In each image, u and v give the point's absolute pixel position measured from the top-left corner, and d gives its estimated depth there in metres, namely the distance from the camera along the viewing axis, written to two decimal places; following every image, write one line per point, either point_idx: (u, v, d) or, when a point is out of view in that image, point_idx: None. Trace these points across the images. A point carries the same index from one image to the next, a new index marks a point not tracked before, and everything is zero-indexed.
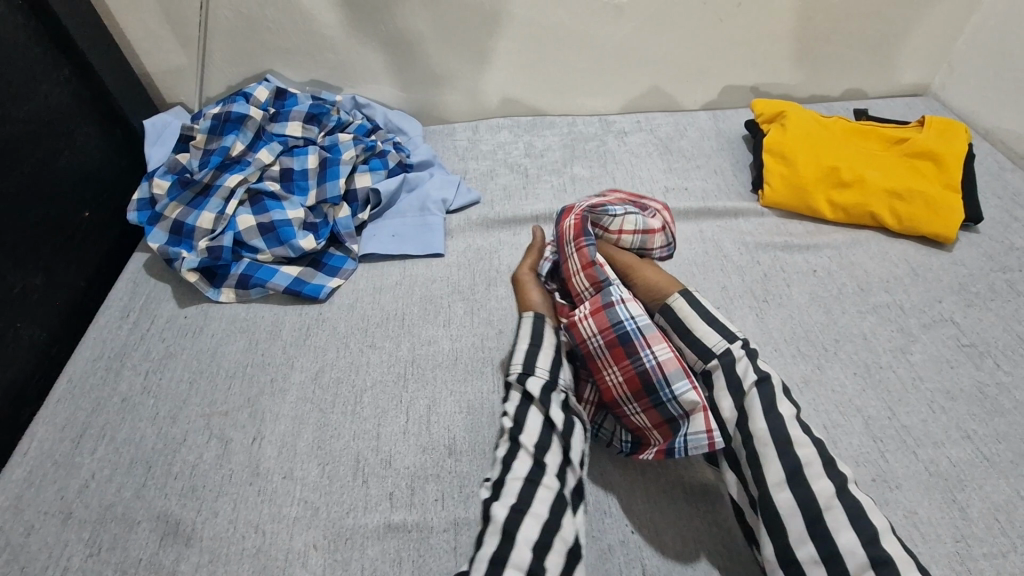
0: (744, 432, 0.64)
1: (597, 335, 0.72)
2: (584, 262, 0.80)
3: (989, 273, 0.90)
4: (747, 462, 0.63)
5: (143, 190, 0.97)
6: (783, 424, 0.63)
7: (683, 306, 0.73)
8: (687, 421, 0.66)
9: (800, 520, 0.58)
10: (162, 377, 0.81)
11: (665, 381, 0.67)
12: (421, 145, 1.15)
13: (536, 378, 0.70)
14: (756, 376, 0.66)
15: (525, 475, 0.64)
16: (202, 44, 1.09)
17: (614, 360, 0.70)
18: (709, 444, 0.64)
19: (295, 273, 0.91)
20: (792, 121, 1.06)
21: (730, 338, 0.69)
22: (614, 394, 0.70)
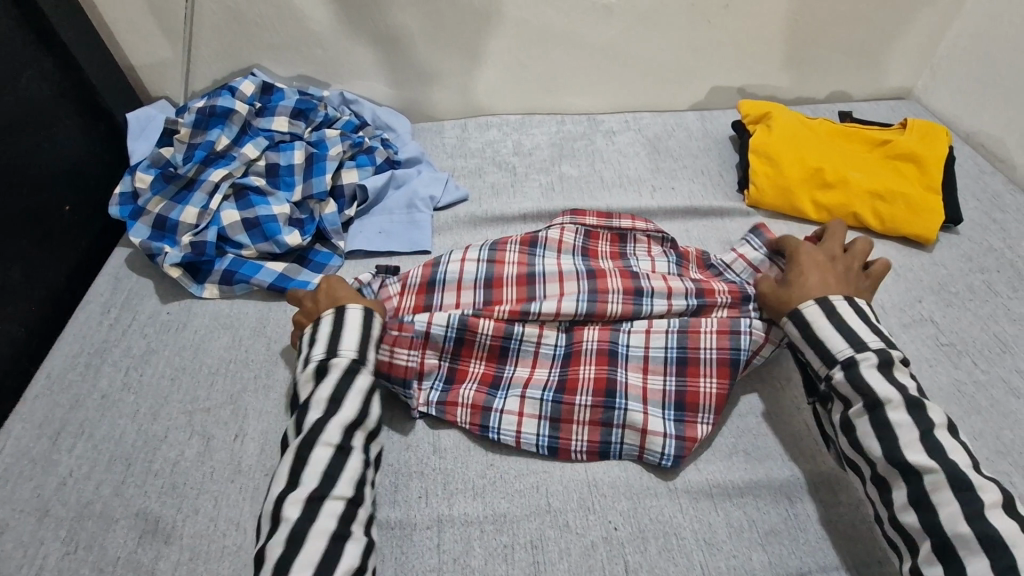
0: (865, 455, 0.64)
1: (595, 342, 0.76)
2: (625, 288, 0.79)
3: (968, 273, 0.92)
4: (871, 482, 0.64)
5: (125, 184, 0.95)
6: (900, 447, 0.61)
7: (793, 333, 0.70)
8: (630, 432, 0.71)
9: (927, 546, 0.58)
10: (143, 374, 0.80)
11: (631, 398, 0.73)
12: (409, 142, 1.14)
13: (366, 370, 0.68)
14: (865, 402, 0.64)
15: (349, 496, 0.61)
16: (188, 37, 1.08)
17: (597, 363, 0.75)
18: (639, 454, 0.71)
19: (280, 270, 0.90)
20: (778, 121, 1.07)
21: (829, 363, 0.67)
22: (577, 388, 0.74)
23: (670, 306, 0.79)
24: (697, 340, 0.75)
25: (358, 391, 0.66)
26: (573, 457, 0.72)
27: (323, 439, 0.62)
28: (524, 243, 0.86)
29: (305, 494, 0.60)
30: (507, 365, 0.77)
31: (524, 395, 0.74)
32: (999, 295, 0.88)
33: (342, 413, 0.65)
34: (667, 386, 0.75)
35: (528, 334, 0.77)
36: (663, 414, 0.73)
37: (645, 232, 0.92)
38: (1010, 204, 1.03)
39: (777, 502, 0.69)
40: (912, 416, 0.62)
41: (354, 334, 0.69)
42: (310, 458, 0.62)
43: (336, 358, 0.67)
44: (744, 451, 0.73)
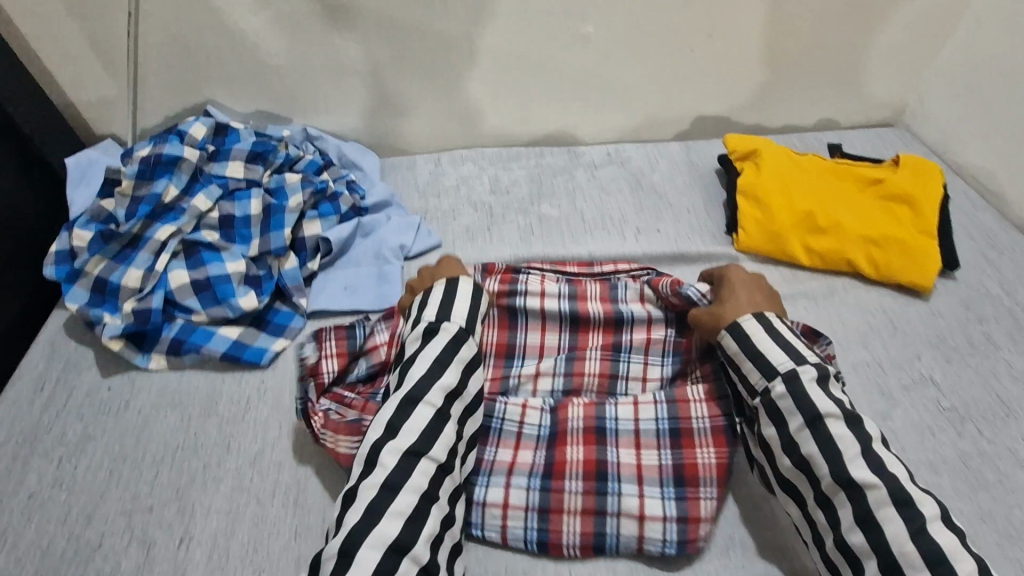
0: (812, 476, 0.62)
1: (580, 419, 0.75)
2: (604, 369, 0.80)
3: (967, 324, 0.87)
4: (817, 506, 0.62)
5: (61, 242, 0.86)
6: (844, 463, 0.60)
7: (730, 347, 0.70)
8: (626, 520, 0.67)
9: (873, 563, 0.57)
10: (77, 466, 0.71)
11: (624, 480, 0.70)
12: (377, 182, 1.06)
13: (471, 342, 0.71)
14: (805, 417, 0.63)
15: (441, 460, 0.64)
16: (133, 74, 0.99)
17: (584, 441, 0.73)
18: (637, 547, 0.66)
19: (233, 336, 0.83)
20: (766, 159, 1.01)
21: (768, 374, 0.66)
22: (565, 471, 0.70)
23: (649, 339, 0.82)
24: (687, 411, 0.74)
25: (462, 360, 0.69)
26: (565, 552, 0.67)
27: (427, 397, 0.65)
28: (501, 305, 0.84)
29: (403, 446, 0.63)
30: (490, 448, 0.73)
31: (510, 482, 0.70)
32: (1000, 350, 0.84)
33: (448, 377, 0.67)
34: (664, 462, 0.71)
35: (510, 413, 0.75)
36: (661, 495, 0.68)
37: (630, 274, 0.89)
38: (1005, 243, 0.99)
39: None
40: (852, 431, 0.61)
41: (467, 305, 0.73)
42: (411, 413, 0.64)
43: (446, 323, 0.71)
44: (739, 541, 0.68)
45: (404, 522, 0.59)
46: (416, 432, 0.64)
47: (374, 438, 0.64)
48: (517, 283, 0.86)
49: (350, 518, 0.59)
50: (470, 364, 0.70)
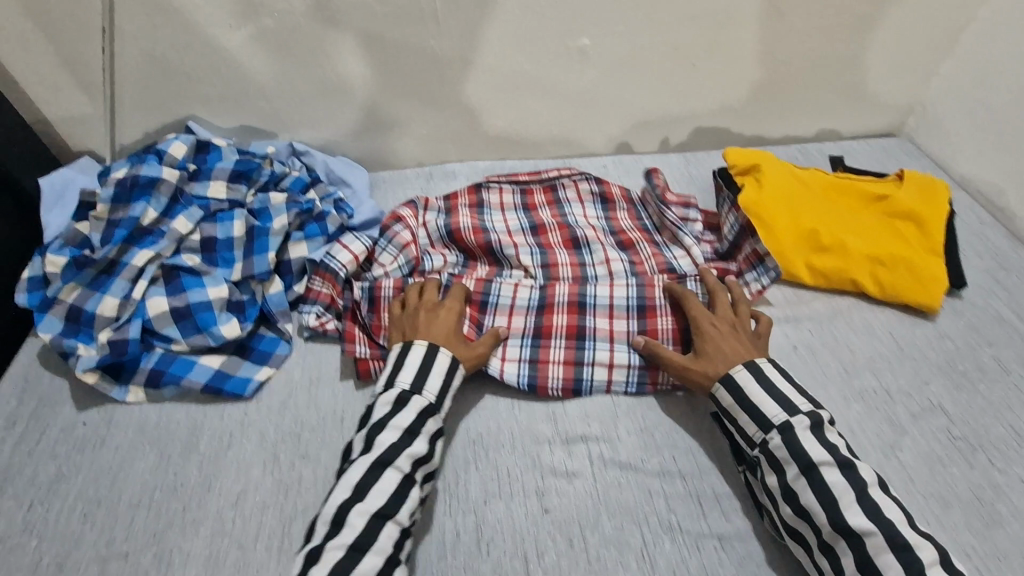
0: (811, 523, 0.61)
1: (566, 295, 0.87)
2: (572, 263, 0.93)
3: (976, 347, 0.85)
4: (822, 550, 0.60)
5: (34, 268, 0.82)
6: (841, 508, 0.60)
7: (724, 399, 0.70)
8: (599, 368, 0.80)
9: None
10: (49, 509, 0.68)
11: (599, 339, 0.83)
12: (366, 200, 1.02)
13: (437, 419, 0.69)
14: (800, 465, 0.63)
15: (404, 525, 0.62)
16: (110, 90, 0.95)
17: (567, 310, 0.85)
18: (608, 387, 0.79)
19: (216, 366, 0.80)
20: (768, 175, 0.98)
21: (763, 426, 0.67)
22: (552, 333, 0.83)
23: (610, 259, 0.93)
24: (652, 293, 0.87)
25: (429, 431, 0.68)
26: (550, 393, 0.79)
27: (396, 463, 0.64)
28: (473, 208, 1.02)
29: (371, 508, 0.61)
30: (487, 315, 0.86)
31: (506, 342, 0.82)
32: (1011, 375, 0.81)
33: (416, 446, 0.66)
34: (631, 328, 0.84)
35: (504, 292, 0.87)
36: (628, 348, 0.82)
37: (571, 178, 1.07)
38: (1013, 261, 0.96)
39: None
40: (846, 476, 0.61)
41: (440, 380, 0.71)
42: (379, 477, 0.63)
43: (418, 395, 0.69)
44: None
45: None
46: (384, 495, 0.62)
47: (341, 498, 0.62)
48: (482, 197, 1.04)
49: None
50: (438, 435, 0.69)
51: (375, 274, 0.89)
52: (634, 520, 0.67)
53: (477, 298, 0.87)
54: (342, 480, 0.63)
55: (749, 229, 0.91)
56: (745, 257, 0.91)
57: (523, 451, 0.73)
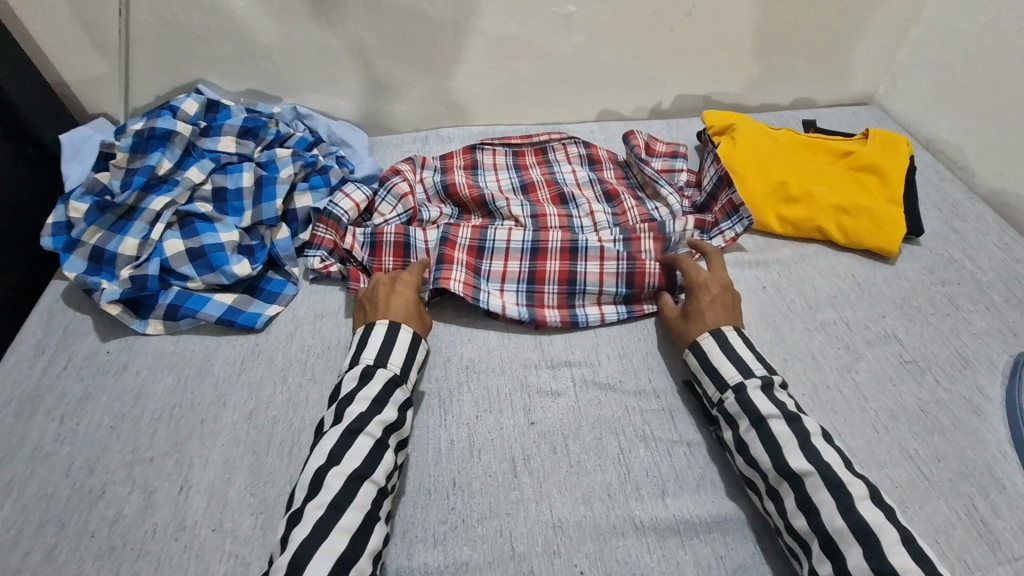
0: (757, 469, 0.64)
1: (558, 241, 0.90)
2: (560, 215, 0.99)
3: (929, 286, 0.92)
4: (769, 494, 0.63)
5: (58, 213, 0.89)
6: (784, 453, 0.63)
7: (691, 363, 0.74)
8: (590, 307, 0.87)
9: (816, 546, 0.58)
10: (79, 423, 0.74)
11: (590, 281, 0.87)
12: (366, 158, 1.09)
13: (403, 390, 0.71)
14: (750, 418, 0.66)
15: (381, 484, 0.64)
16: (124, 53, 1.01)
17: (560, 255, 0.89)
18: (600, 318, 0.86)
19: (228, 302, 0.86)
20: (742, 133, 1.05)
21: (721, 387, 0.70)
22: (545, 278, 0.88)
23: (594, 210, 1.00)
24: (640, 245, 0.91)
25: (397, 400, 0.70)
26: (547, 327, 0.85)
27: (367, 429, 0.65)
28: (467, 169, 1.08)
29: (346, 470, 0.63)
30: (483, 261, 0.90)
31: (503, 287, 0.88)
32: (960, 309, 0.89)
33: (385, 413, 0.68)
34: (620, 269, 0.88)
35: (498, 239, 0.91)
36: (616, 291, 0.87)
37: (560, 142, 1.13)
38: (969, 213, 1.04)
39: (744, 537, 0.65)
40: (791, 427, 0.65)
41: (402, 354, 0.73)
42: (352, 444, 0.64)
43: (382, 367, 0.71)
44: (711, 480, 0.70)
45: (350, 539, 0.59)
46: (359, 459, 0.64)
47: (316, 465, 0.63)
48: (475, 157, 1.10)
49: (297, 535, 0.58)
50: (405, 405, 0.71)
51: (374, 222, 0.97)
52: (612, 430, 0.74)
53: (473, 244, 0.90)
54: (316, 448, 0.65)
55: (725, 180, 0.98)
56: (721, 207, 0.97)
57: (512, 374, 0.80)
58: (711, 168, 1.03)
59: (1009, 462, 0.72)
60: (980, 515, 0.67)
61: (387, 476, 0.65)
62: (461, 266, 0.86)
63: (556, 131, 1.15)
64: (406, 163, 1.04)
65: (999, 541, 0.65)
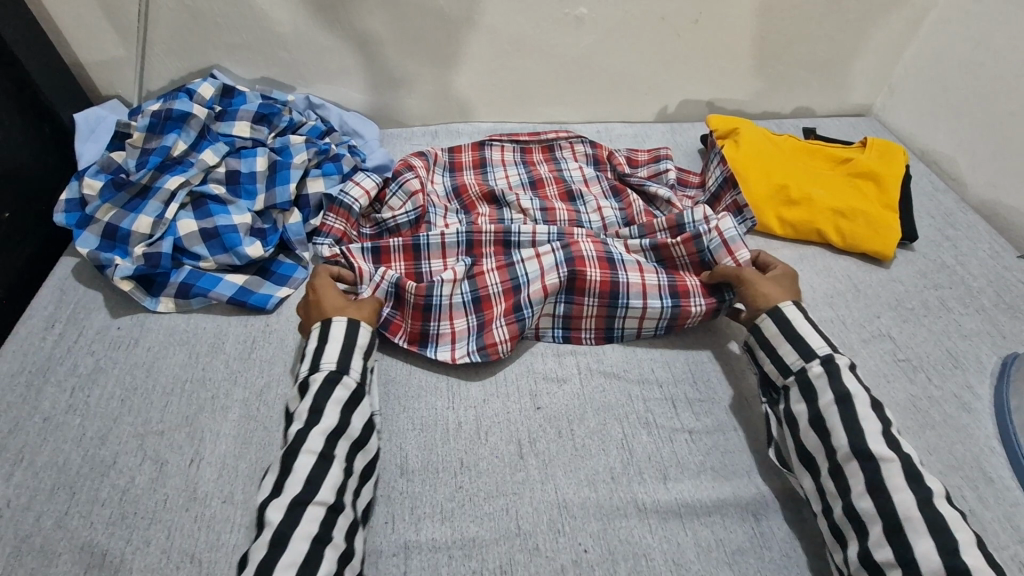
0: (827, 445, 0.65)
1: (592, 251, 0.86)
2: (570, 216, 1.00)
3: (922, 289, 0.95)
4: (829, 475, 0.64)
5: (72, 190, 0.89)
6: (866, 437, 0.62)
7: (770, 329, 0.74)
8: (632, 318, 0.84)
9: (878, 529, 0.58)
10: (90, 395, 0.75)
11: (633, 295, 0.83)
12: (377, 149, 1.10)
13: (347, 380, 0.68)
14: (835, 394, 0.66)
15: (330, 501, 0.60)
16: (142, 36, 1.02)
17: (600, 265, 0.84)
18: (637, 333, 0.85)
19: (240, 282, 0.87)
20: (745, 137, 1.08)
21: (806, 356, 0.70)
22: (586, 289, 0.83)
23: (602, 207, 1.03)
24: (669, 252, 0.89)
25: (337, 400, 0.66)
26: (584, 342, 0.84)
27: (305, 446, 0.62)
28: (476, 167, 1.11)
29: (287, 499, 0.59)
30: (521, 294, 0.82)
31: (544, 312, 0.82)
32: (952, 312, 0.92)
33: (324, 420, 0.65)
34: (661, 281, 0.85)
35: (527, 262, 0.85)
36: (660, 305, 0.83)
37: (568, 140, 1.15)
38: (961, 222, 1.07)
39: (743, 520, 0.67)
40: (879, 416, 0.64)
41: (337, 346, 0.70)
42: (291, 467, 0.61)
43: (315, 372, 0.68)
44: (712, 467, 0.72)
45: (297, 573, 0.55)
46: (300, 482, 0.60)
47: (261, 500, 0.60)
48: (484, 154, 1.12)
49: None
50: (351, 402, 0.67)
51: (383, 214, 0.98)
52: (615, 417, 0.76)
53: (507, 287, 0.84)
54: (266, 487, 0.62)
55: (730, 181, 1.00)
56: (725, 208, 1.00)
57: (519, 360, 0.82)
58: (717, 169, 1.04)
59: (997, 457, 0.75)
60: (968, 505, 0.70)
61: (338, 491, 0.61)
62: (502, 320, 0.81)
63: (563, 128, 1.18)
64: (419, 159, 1.06)
65: (984, 530, 0.68)
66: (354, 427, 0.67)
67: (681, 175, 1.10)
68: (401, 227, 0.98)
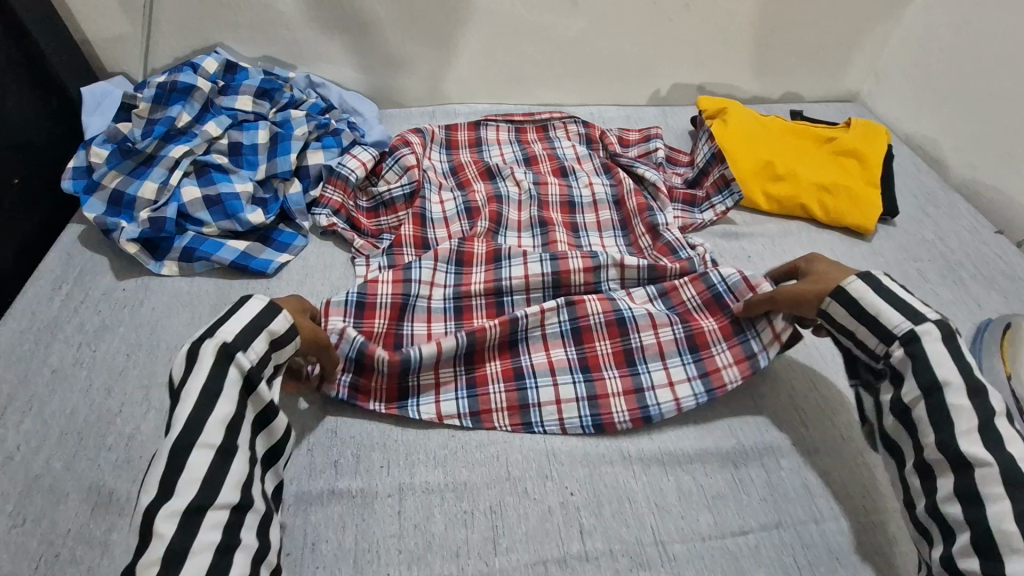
0: (916, 442, 0.61)
1: (600, 314, 0.80)
2: (563, 198, 1.03)
3: (902, 262, 0.99)
4: (915, 472, 0.61)
5: (79, 158, 0.92)
6: (957, 435, 0.57)
7: (838, 313, 0.66)
8: (662, 391, 0.75)
9: (966, 538, 0.56)
10: (97, 350, 0.78)
11: (652, 359, 0.78)
12: (375, 125, 1.13)
13: (241, 360, 0.58)
14: (922, 386, 0.60)
15: (234, 502, 0.54)
16: (149, 13, 1.05)
17: (609, 335, 0.79)
18: (676, 408, 0.74)
19: (241, 248, 0.90)
20: (733, 116, 1.11)
21: (887, 340, 0.63)
22: (600, 364, 0.77)
23: (593, 182, 1.06)
24: (679, 295, 0.83)
25: (232, 384, 0.57)
26: (617, 427, 0.73)
27: (200, 439, 0.53)
28: (472, 146, 1.14)
29: (179, 505, 0.51)
30: (521, 356, 0.78)
31: (557, 383, 0.75)
32: (930, 283, 0.96)
33: (219, 407, 0.55)
34: (678, 334, 0.79)
35: (530, 321, 0.78)
36: (683, 361, 0.77)
37: (561, 120, 1.18)
38: (942, 201, 1.11)
39: (723, 467, 0.70)
40: (975, 403, 0.57)
41: (241, 322, 0.60)
42: (184, 464, 0.52)
43: (205, 342, 0.57)
44: (695, 421, 0.75)
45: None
46: (195, 484, 0.52)
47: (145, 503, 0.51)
48: (479, 133, 1.15)
49: None
50: (246, 385, 0.58)
51: (379, 187, 1.01)
52: None
53: (504, 343, 0.78)
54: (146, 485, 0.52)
55: (718, 157, 1.03)
56: (713, 182, 1.03)
57: None
58: (705, 147, 1.08)
59: None
60: None
61: (242, 489, 0.55)
62: (500, 384, 0.75)
63: (558, 108, 1.20)
64: (415, 135, 1.09)
65: None
66: (246, 416, 0.58)
67: (671, 154, 1.13)
68: (396, 200, 1.01)
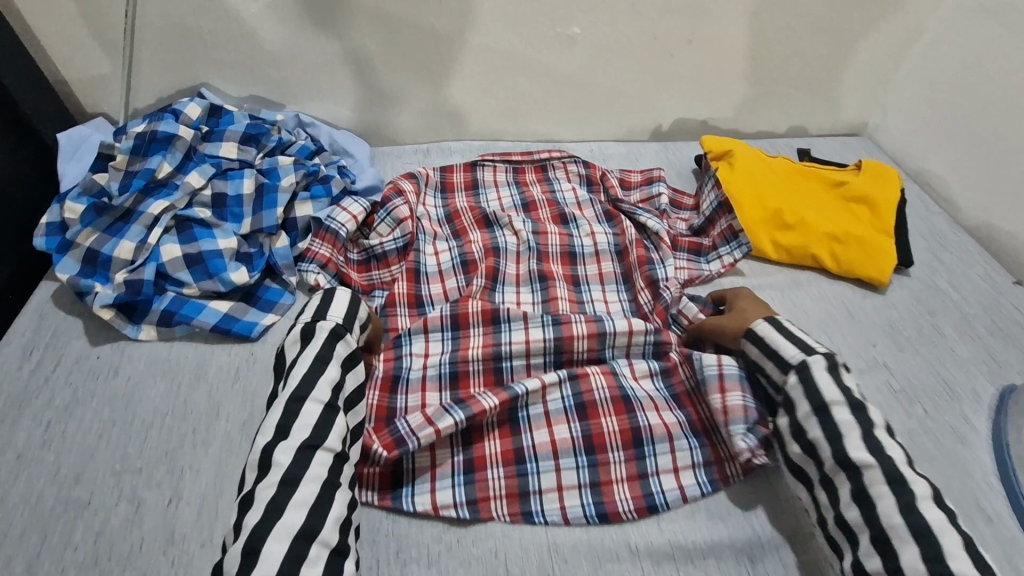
0: (814, 456, 0.64)
1: (604, 389, 0.76)
2: (563, 250, 0.98)
3: (917, 315, 0.94)
4: (820, 486, 0.64)
5: (52, 213, 0.87)
6: (844, 443, 0.62)
7: (751, 352, 0.73)
8: (665, 476, 0.71)
9: (866, 539, 0.59)
10: (66, 429, 0.73)
11: (657, 440, 0.73)
12: (367, 168, 1.09)
13: (348, 339, 0.69)
14: (812, 405, 0.65)
15: (337, 450, 0.62)
16: (129, 53, 1.01)
17: (614, 411, 0.75)
18: (682, 497, 0.70)
19: (224, 310, 0.85)
20: (740, 158, 1.06)
21: (785, 370, 0.69)
22: (604, 442, 0.73)
23: (594, 230, 1.01)
24: (677, 375, 0.80)
25: (338, 357, 0.67)
26: (622, 517, 0.68)
27: (312, 395, 0.63)
28: (468, 189, 1.09)
29: (294, 444, 0.60)
30: (521, 436, 0.73)
31: (559, 466, 0.71)
32: (947, 339, 0.91)
33: (328, 372, 0.65)
34: (679, 419, 0.76)
35: (531, 396, 0.74)
36: (688, 445, 0.74)
37: (561, 160, 1.13)
38: (956, 246, 1.06)
39: (738, 563, 0.66)
40: (856, 417, 0.64)
41: (345, 305, 0.71)
42: (298, 413, 0.62)
43: (322, 322, 0.68)
44: (706, 506, 0.70)
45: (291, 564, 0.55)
46: (309, 427, 0.61)
47: (264, 442, 0.60)
48: (475, 175, 1.11)
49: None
50: (348, 361, 0.68)
51: (371, 240, 0.96)
52: None
53: (503, 421, 0.74)
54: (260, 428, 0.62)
55: (725, 207, 1.01)
56: (720, 232, 1.00)
57: None
58: (711, 194, 1.04)
59: (995, 493, 0.74)
60: None
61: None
62: (499, 469, 0.70)
63: (557, 148, 1.15)
64: (408, 181, 1.04)
65: None
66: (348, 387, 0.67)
67: (675, 197, 1.09)
68: (388, 253, 0.96)
